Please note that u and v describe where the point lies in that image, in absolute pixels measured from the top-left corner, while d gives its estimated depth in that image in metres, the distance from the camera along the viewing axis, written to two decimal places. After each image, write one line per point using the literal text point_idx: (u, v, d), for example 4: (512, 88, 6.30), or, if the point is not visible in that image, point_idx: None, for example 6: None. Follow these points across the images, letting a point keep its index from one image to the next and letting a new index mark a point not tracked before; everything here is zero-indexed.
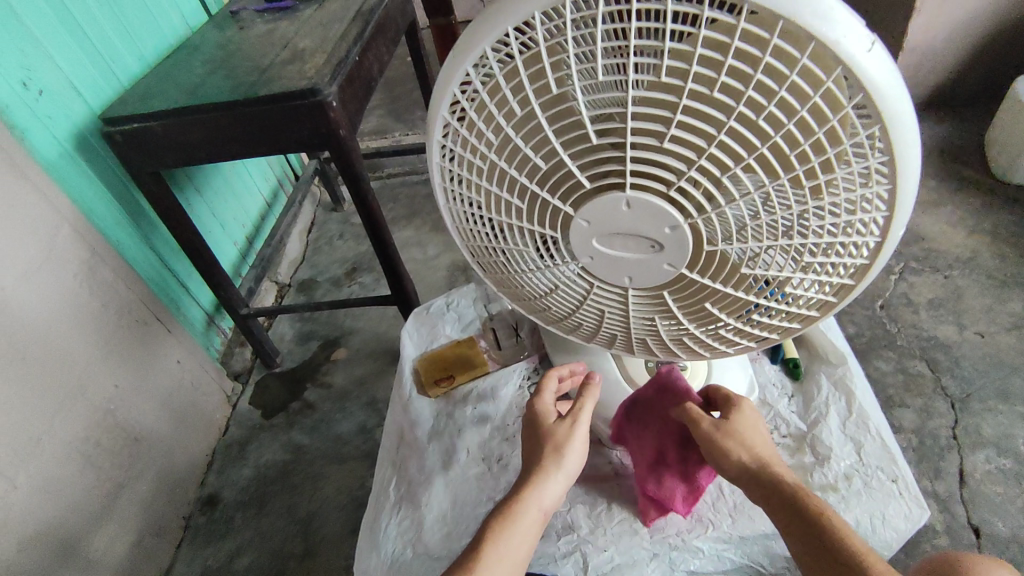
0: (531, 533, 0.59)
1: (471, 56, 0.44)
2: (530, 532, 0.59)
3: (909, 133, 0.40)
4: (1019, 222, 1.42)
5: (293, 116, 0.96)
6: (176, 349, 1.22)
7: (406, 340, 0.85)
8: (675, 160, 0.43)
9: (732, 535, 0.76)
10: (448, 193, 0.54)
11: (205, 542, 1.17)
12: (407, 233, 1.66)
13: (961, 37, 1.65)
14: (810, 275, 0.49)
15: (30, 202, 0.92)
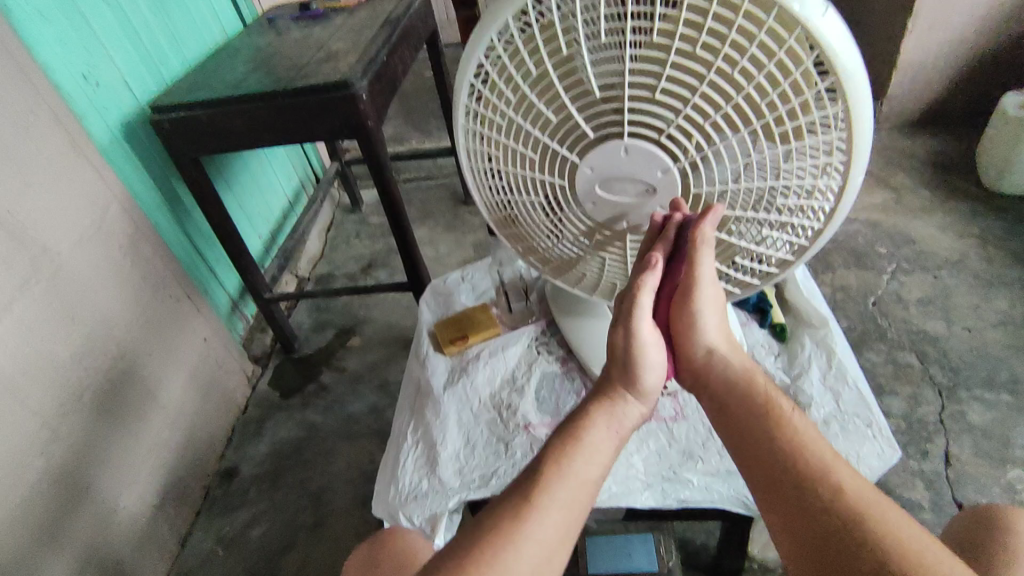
0: (600, 456, 0.56)
1: (496, 26, 0.52)
2: (602, 452, 0.56)
3: (862, 85, 0.48)
4: (1006, 228, 1.49)
5: (326, 106, 1.05)
6: (204, 327, 1.29)
7: (425, 307, 0.95)
8: (665, 111, 0.51)
9: (720, 469, 0.69)
10: (469, 149, 0.62)
11: (222, 511, 1.22)
12: (421, 232, 1.75)
13: (950, 57, 1.74)
14: (785, 218, 0.57)
15: (84, 178, 1.00)
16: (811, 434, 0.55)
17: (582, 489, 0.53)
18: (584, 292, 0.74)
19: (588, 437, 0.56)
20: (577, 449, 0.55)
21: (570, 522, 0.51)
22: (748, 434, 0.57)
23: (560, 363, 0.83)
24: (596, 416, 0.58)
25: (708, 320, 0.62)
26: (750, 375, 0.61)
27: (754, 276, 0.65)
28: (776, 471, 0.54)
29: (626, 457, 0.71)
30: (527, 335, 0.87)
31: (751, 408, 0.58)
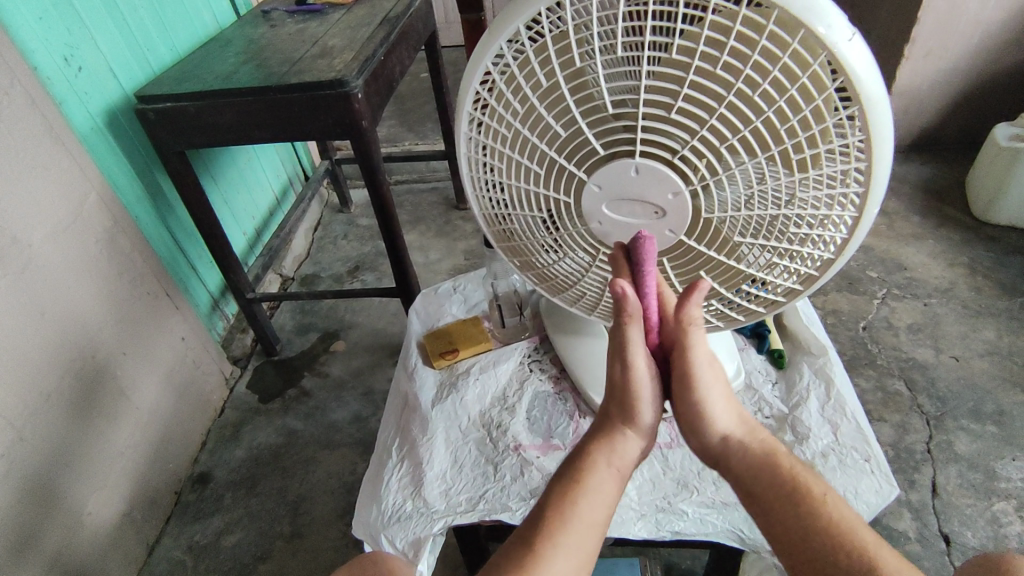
0: (607, 498, 0.55)
1: (505, 33, 0.49)
2: (611, 491, 0.56)
3: (884, 115, 0.46)
4: (995, 258, 1.50)
5: (320, 104, 1.02)
6: (182, 326, 1.25)
7: (415, 317, 0.93)
8: (680, 131, 0.49)
9: (715, 500, 0.67)
10: (472, 160, 0.59)
11: (193, 519, 1.17)
12: (411, 236, 1.71)
13: (944, 85, 1.76)
14: (796, 247, 0.55)
15: (63, 167, 0.96)
16: (842, 511, 0.51)
17: (593, 530, 0.53)
18: (582, 312, 0.72)
19: (597, 474, 0.56)
20: (585, 487, 0.55)
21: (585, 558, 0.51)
22: (782, 520, 0.52)
23: (552, 382, 0.81)
24: (597, 454, 0.58)
25: (715, 402, 0.58)
26: (773, 456, 0.57)
27: (760, 304, 0.63)
28: (814, 559, 0.49)
29: None
30: (519, 352, 0.84)
31: (779, 493, 0.54)
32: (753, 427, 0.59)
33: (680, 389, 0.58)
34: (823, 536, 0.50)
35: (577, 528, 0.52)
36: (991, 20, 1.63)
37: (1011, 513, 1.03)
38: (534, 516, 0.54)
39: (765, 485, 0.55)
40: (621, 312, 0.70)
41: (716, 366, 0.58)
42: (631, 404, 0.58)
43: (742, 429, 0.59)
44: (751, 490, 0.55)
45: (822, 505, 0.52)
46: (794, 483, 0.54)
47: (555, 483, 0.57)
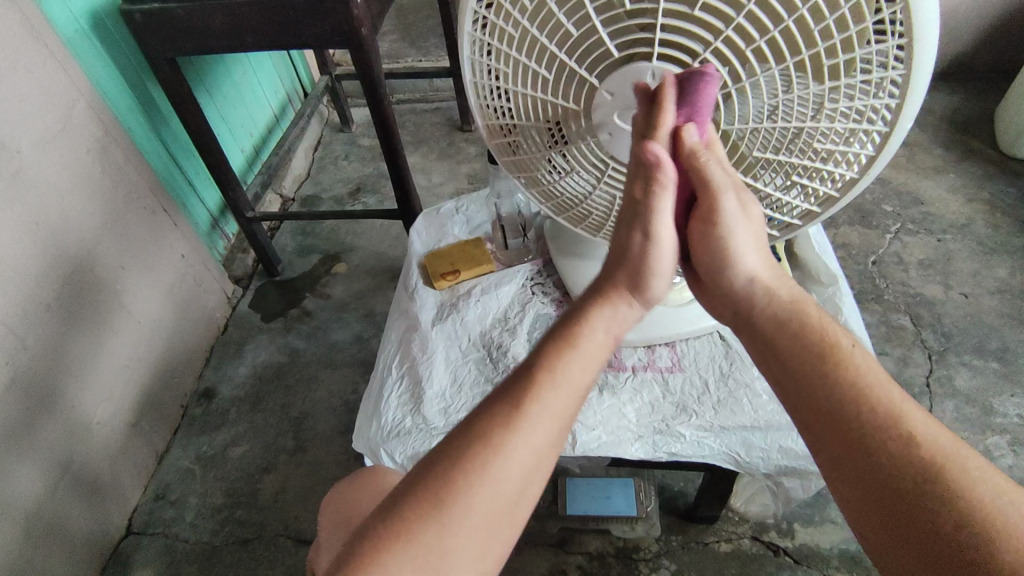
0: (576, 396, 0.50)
1: None
2: (576, 390, 0.50)
3: (931, 16, 0.41)
4: (1016, 194, 1.45)
5: (316, 8, 0.95)
6: (181, 243, 1.23)
7: (416, 237, 0.90)
8: (703, 31, 0.45)
9: (714, 425, 0.67)
10: (475, 65, 0.55)
11: (200, 431, 1.20)
12: (414, 158, 1.66)
13: (984, 6, 1.64)
14: (819, 165, 0.52)
15: (49, 71, 0.91)
16: (869, 370, 0.48)
17: (550, 439, 0.48)
18: (587, 233, 0.69)
19: (562, 378, 0.50)
20: (545, 396, 0.48)
21: (532, 472, 0.47)
22: (810, 388, 0.48)
23: (554, 305, 0.80)
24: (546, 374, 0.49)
25: (743, 246, 0.53)
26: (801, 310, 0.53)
27: (775, 227, 0.60)
28: (827, 408, 0.47)
29: (618, 407, 0.69)
30: (521, 274, 0.83)
31: (800, 345, 0.50)
32: (781, 278, 0.55)
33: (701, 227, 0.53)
34: (843, 391, 0.47)
35: (531, 432, 0.47)
36: None
37: (1002, 447, 1.04)
38: (489, 413, 0.48)
39: (789, 338, 0.51)
40: None
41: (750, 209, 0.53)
42: (645, 278, 0.55)
43: (773, 280, 0.55)
44: (776, 337, 0.52)
45: (846, 358, 0.48)
46: (819, 338, 0.50)
47: (512, 385, 0.50)
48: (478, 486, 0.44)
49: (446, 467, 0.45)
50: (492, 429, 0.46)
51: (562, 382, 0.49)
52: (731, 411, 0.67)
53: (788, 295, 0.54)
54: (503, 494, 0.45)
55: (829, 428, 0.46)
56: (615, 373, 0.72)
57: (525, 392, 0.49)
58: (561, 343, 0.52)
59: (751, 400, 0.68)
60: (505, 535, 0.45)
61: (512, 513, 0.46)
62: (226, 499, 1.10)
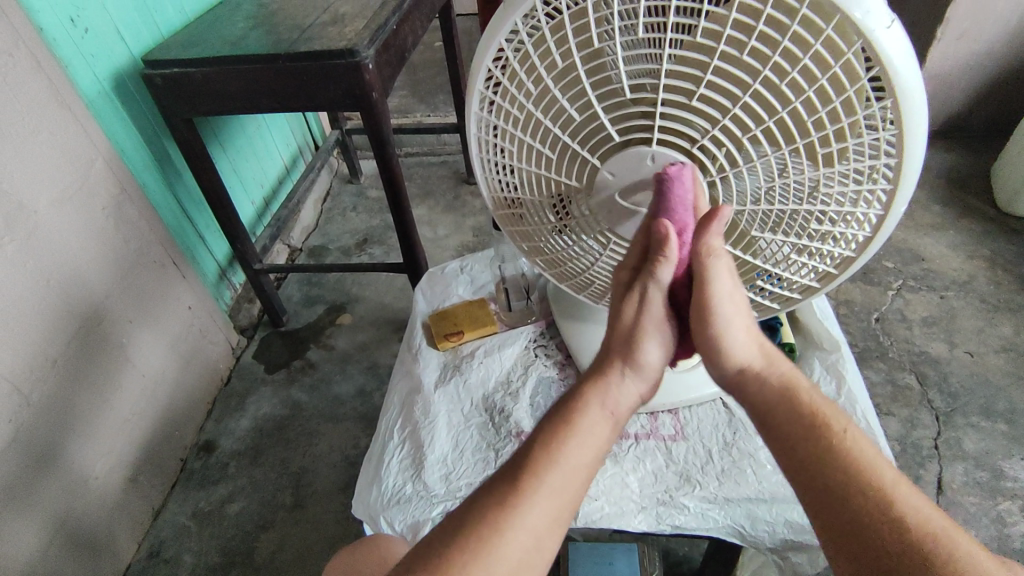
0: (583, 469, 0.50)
1: (520, 9, 0.47)
2: (582, 463, 0.50)
3: (919, 111, 0.43)
4: (1017, 252, 1.46)
5: (330, 73, 0.99)
6: (189, 295, 1.24)
7: (421, 297, 0.92)
8: (701, 119, 0.47)
9: (718, 496, 0.66)
10: (481, 142, 0.57)
11: (198, 485, 1.18)
12: (420, 210, 1.69)
13: (977, 68, 1.69)
14: (817, 243, 0.53)
15: (70, 132, 0.95)
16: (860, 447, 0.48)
17: (552, 519, 0.48)
18: (590, 300, 0.71)
19: (566, 453, 0.50)
20: (546, 474, 0.49)
21: (542, 540, 0.47)
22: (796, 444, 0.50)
23: (557, 368, 0.80)
24: (540, 454, 0.50)
25: (730, 327, 0.54)
26: (793, 392, 0.53)
27: (774, 300, 0.61)
28: (823, 493, 0.47)
29: (621, 476, 0.68)
30: (524, 336, 0.83)
31: (795, 425, 0.50)
32: (773, 358, 0.55)
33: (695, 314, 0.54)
34: (839, 479, 0.46)
35: (535, 509, 0.47)
36: None
37: (1015, 513, 1.02)
38: (490, 492, 0.49)
39: (785, 425, 0.51)
40: None
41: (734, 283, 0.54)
42: (636, 342, 0.55)
43: (764, 361, 0.55)
44: (771, 418, 0.52)
45: (841, 438, 0.48)
46: (813, 422, 0.50)
47: (514, 466, 0.50)
48: (476, 562, 0.45)
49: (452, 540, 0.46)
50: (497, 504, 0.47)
51: (565, 458, 0.50)
52: (736, 481, 0.67)
53: (777, 373, 0.54)
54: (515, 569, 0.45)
55: (823, 514, 0.46)
56: (617, 441, 0.72)
57: (524, 472, 0.49)
58: (562, 419, 0.52)
59: (756, 470, 0.67)
60: None
61: None
62: (221, 557, 1.08)
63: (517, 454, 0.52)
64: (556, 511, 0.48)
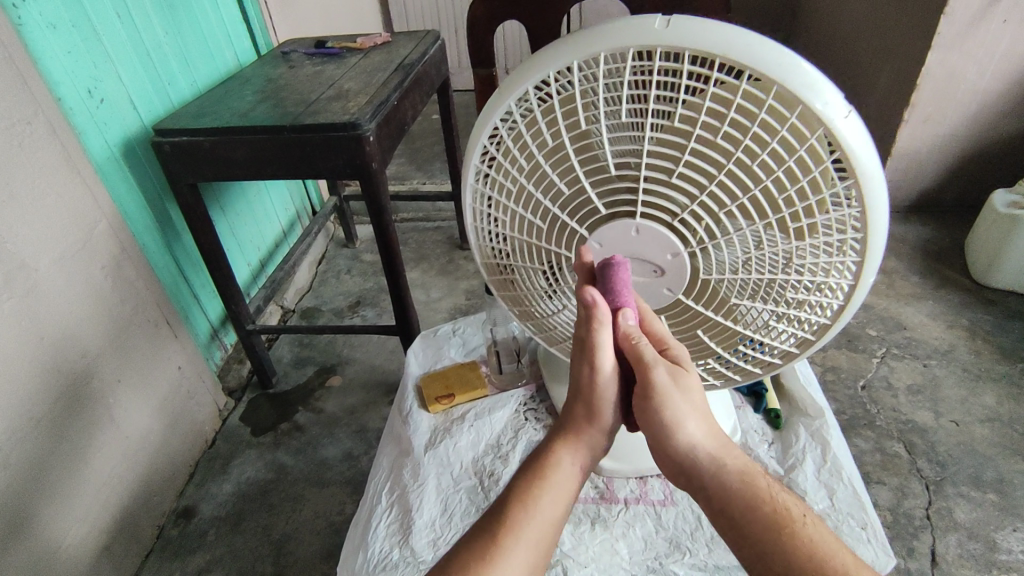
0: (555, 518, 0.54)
1: (515, 94, 0.51)
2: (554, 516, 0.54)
3: (879, 190, 0.47)
4: (995, 322, 1.50)
5: (331, 144, 1.04)
6: (179, 355, 1.25)
7: (413, 358, 0.93)
8: (680, 196, 0.51)
9: (708, 564, 0.65)
10: (475, 212, 0.60)
11: (175, 554, 1.14)
12: (414, 274, 1.73)
13: (945, 149, 1.79)
14: (794, 311, 0.56)
15: (77, 194, 0.98)
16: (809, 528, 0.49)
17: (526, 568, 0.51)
18: None
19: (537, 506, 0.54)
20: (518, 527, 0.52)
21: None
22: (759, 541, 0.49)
23: (546, 432, 0.81)
24: (511, 504, 0.54)
25: (683, 416, 0.53)
26: (748, 478, 0.52)
27: (756, 365, 0.63)
28: (781, 573, 0.47)
29: (610, 542, 0.68)
30: (515, 399, 0.84)
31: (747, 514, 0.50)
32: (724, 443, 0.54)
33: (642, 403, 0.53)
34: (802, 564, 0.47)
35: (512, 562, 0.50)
36: (988, 89, 1.67)
37: None
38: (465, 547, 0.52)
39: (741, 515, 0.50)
40: None
41: (694, 382, 0.54)
42: (597, 405, 0.56)
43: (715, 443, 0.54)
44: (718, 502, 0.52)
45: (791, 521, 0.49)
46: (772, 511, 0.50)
47: (490, 517, 0.53)
48: None
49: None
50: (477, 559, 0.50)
51: (536, 511, 0.54)
52: (725, 548, 0.67)
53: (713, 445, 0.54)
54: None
55: None
56: (606, 506, 0.71)
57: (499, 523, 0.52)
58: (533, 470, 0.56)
59: None
60: None
61: None
62: None
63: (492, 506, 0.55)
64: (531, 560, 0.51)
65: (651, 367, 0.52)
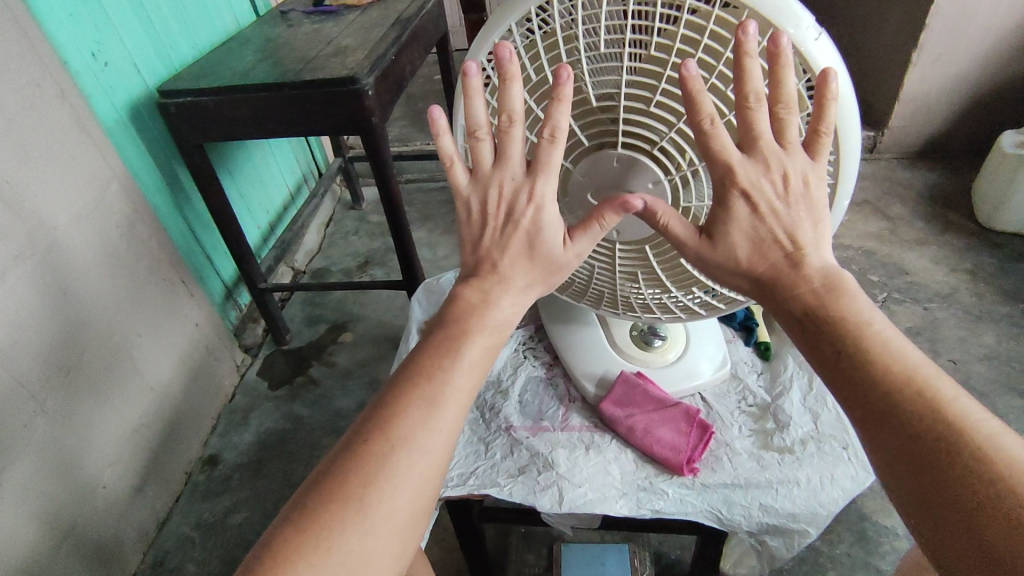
0: (404, 516, 0.44)
1: (499, 30, 0.52)
2: (425, 460, 0.45)
3: (850, 111, 0.49)
4: (999, 264, 1.51)
5: (332, 100, 1.06)
6: (196, 313, 1.29)
7: (416, 305, 0.97)
8: (659, 124, 0.52)
9: (695, 481, 0.69)
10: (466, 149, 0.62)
11: (202, 497, 1.21)
12: (421, 233, 1.76)
13: (952, 92, 1.77)
14: None
15: (89, 155, 1.02)
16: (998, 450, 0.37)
17: (420, 481, 0.45)
18: (570, 298, 0.73)
19: (442, 409, 0.47)
20: (414, 433, 0.45)
21: (413, 505, 0.45)
22: (900, 401, 0.40)
23: (544, 368, 0.85)
24: (411, 404, 0.46)
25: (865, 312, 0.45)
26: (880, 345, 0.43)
27: (722, 300, 0.64)
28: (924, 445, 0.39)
29: (603, 464, 0.72)
30: (515, 339, 0.88)
31: (828, 364, 0.45)
32: (844, 292, 0.47)
33: (663, 431, 0.71)
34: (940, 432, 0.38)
35: (404, 472, 0.44)
36: (997, 28, 1.65)
37: None
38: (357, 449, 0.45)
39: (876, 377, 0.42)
40: (608, 299, 0.71)
41: (863, 302, 0.46)
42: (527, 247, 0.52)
43: (847, 291, 0.47)
44: (827, 366, 0.45)
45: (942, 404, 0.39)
46: (903, 380, 0.41)
47: (383, 417, 0.46)
48: (348, 510, 0.43)
49: (286, 541, 0.42)
50: (339, 484, 0.43)
51: (438, 412, 0.46)
52: (711, 468, 0.70)
53: (827, 279, 0.47)
54: (339, 565, 0.42)
55: (920, 468, 0.38)
56: (600, 434, 0.75)
57: (393, 420, 0.46)
58: (382, 433, 0.45)
59: (731, 458, 0.71)
60: (385, 556, 0.43)
61: (385, 540, 0.43)
62: (224, 564, 1.11)
63: (391, 399, 0.47)
64: (427, 471, 0.45)
65: (656, 423, 0.72)
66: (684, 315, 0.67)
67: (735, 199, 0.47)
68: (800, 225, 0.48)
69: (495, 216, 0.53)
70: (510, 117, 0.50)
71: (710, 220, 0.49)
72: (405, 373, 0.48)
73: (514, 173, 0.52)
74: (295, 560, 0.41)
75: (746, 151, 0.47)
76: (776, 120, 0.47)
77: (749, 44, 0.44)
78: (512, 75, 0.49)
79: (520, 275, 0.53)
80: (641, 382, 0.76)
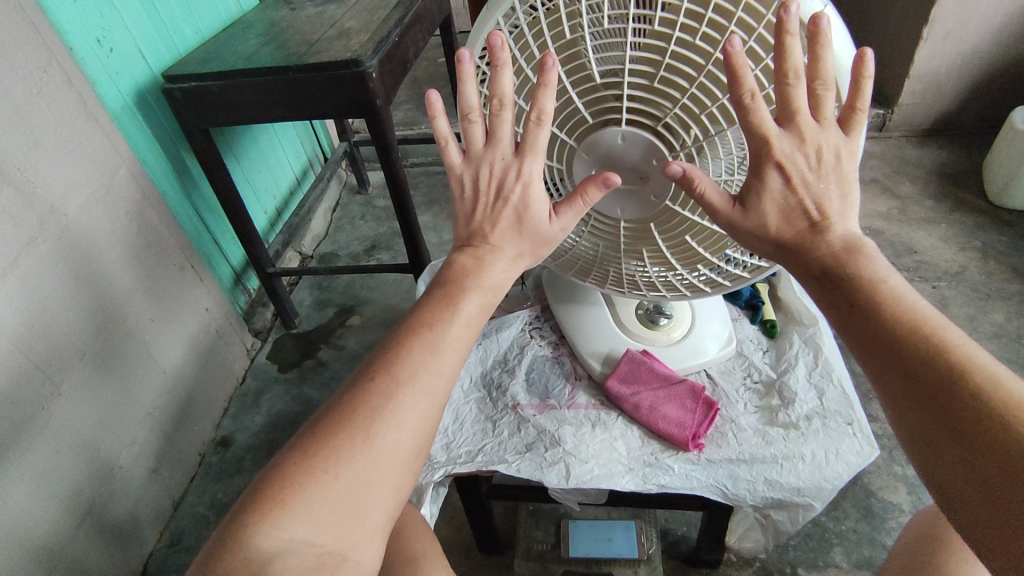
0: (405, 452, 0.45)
1: (501, 7, 0.52)
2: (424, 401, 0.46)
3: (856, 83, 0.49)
4: (1010, 243, 1.50)
5: (336, 83, 1.06)
6: (205, 298, 1.31)
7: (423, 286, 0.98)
8: (663, 100, 0.52)
9: (700, 457, 0.70)
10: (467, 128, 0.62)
11: (216, 477, 1.24)
12: (427, 216, 1.76)
13: (964, 67, 1.74)
14: None
15: (97, 142, 1.02)
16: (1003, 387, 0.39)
17: (422, 420, 0.46)
18: (575, 277, 0.74)
19: (443, 354, 0.49)
20: (416, 374, 0.47)
21: (415, 443, 0.46)
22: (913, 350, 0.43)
23: (551, 347, 0.85)
24: (414, 350, 0.48)
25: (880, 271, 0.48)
26: (894, 301, 0.46)
27: (727, 277, 0.64)
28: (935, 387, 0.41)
29: (609, 441, 0.72)
30: (521, 319, 0.89)
31: (849, 321, 0.47)
32: (864, 252, 0.48)
33: (669, 407, 0.72)
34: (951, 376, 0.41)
35: (404, 407, 0.46)
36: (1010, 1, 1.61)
37: None
38: (361, 387, 0.46)
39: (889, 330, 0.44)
40: (613, 278, 0.71)
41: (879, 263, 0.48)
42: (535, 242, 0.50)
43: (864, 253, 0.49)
44: (848, 326, 0.47)
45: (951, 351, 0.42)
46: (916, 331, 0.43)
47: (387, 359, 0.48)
48: (351, 440, 0.44)
49: (293, 469, 0.43)
50: (339, 417, 0.45)
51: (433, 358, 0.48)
52: (716, 444, 0.71)
53: (849, 243, 0.49)
54: (345, 493, 0.43)
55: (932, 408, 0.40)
56: (606, 411, 0.76)
57: (396, 362, 0.47)
58: (387, 376, 0.46)
59: (736, 434, 0.72)
60: (387, 490, 0.44)
61: (386, 475, 0.44)
62: None
63: (395, 347, 0.49)
64: (428, 413, 0.47)
65: (662, 399, 0.73)
66: (689, 293, 0.68)
67: (770, 171, 0.48)
68: (829, 197, 0.49)
69: (487, 192, 0.53)
70: (502, 99, 0.50)
71: (743, 189, 0.50)
72: (408, 327, 0.50)
73: (502, 153, 0.52)
74: (302, 489, 0.42)
75: (783, 125, 0.47)
76: (813, 96, 0.47)
77: (789, 23, 0.43)
78: (505, 58, 0.49)
79: (511, 245, 0.54)
80: (645, 359, 0.77)
